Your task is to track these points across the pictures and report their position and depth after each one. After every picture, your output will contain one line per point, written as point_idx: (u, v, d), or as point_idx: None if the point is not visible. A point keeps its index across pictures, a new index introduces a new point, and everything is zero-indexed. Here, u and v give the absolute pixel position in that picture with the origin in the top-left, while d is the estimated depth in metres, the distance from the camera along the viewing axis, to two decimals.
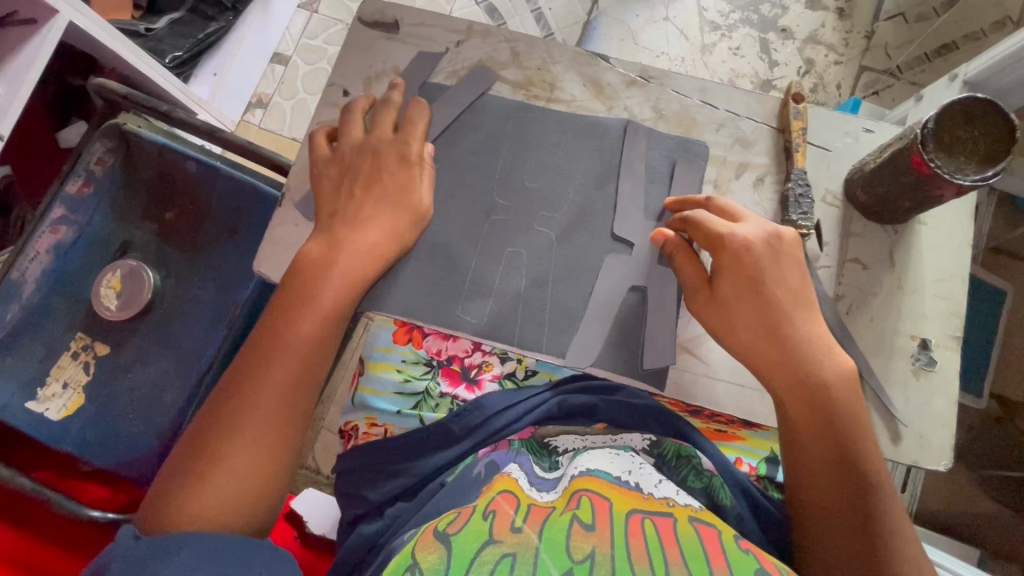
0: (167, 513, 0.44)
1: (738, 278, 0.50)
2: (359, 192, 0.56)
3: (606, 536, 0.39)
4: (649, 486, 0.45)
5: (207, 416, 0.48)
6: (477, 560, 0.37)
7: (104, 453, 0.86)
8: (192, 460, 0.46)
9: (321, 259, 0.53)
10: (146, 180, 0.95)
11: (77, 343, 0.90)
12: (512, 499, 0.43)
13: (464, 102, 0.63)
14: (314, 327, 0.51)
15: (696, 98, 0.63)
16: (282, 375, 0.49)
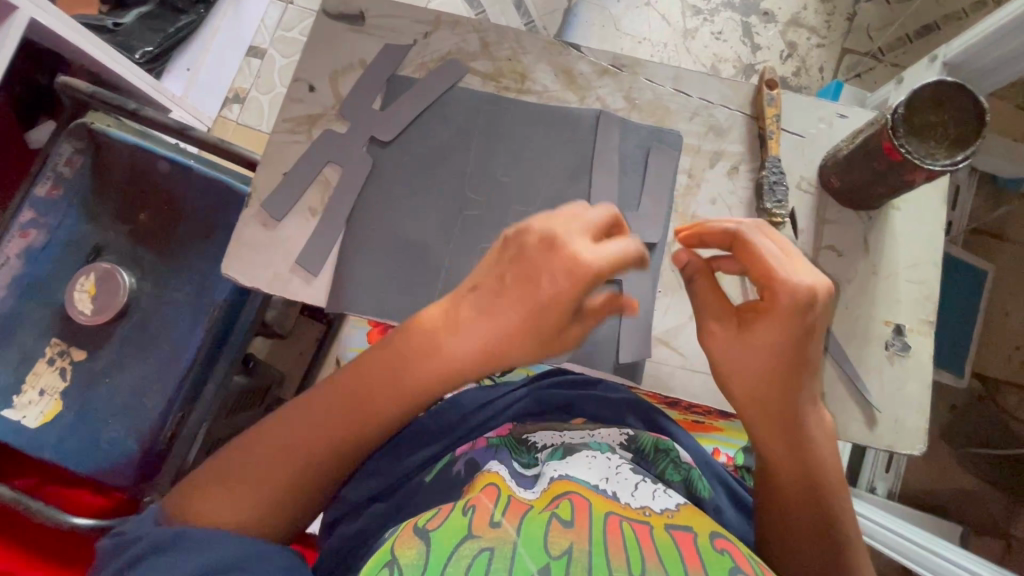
0: (191, 507, 0.42)
1: (778, 331, 0.44)
2: (497, 303, 0.43)
3: (585, 534, 0.38)
4: (630, 494, 0.43)
5: (266, 423, 0.45)
6: (455, 555, 0.36)
7: (86, 459, 0.86)
8: (235, 464, 0.43)
9: (443, 327, 0.44)
10: (117, 180, 0.93)
11: (52, 349, 0.88)
12: (494, 494, 0.41)
13: (434, 95, 0.62)
14: (403, 394, 0.45)
15: (670, 86, 0.63)
16: (349, 426, 0.45)
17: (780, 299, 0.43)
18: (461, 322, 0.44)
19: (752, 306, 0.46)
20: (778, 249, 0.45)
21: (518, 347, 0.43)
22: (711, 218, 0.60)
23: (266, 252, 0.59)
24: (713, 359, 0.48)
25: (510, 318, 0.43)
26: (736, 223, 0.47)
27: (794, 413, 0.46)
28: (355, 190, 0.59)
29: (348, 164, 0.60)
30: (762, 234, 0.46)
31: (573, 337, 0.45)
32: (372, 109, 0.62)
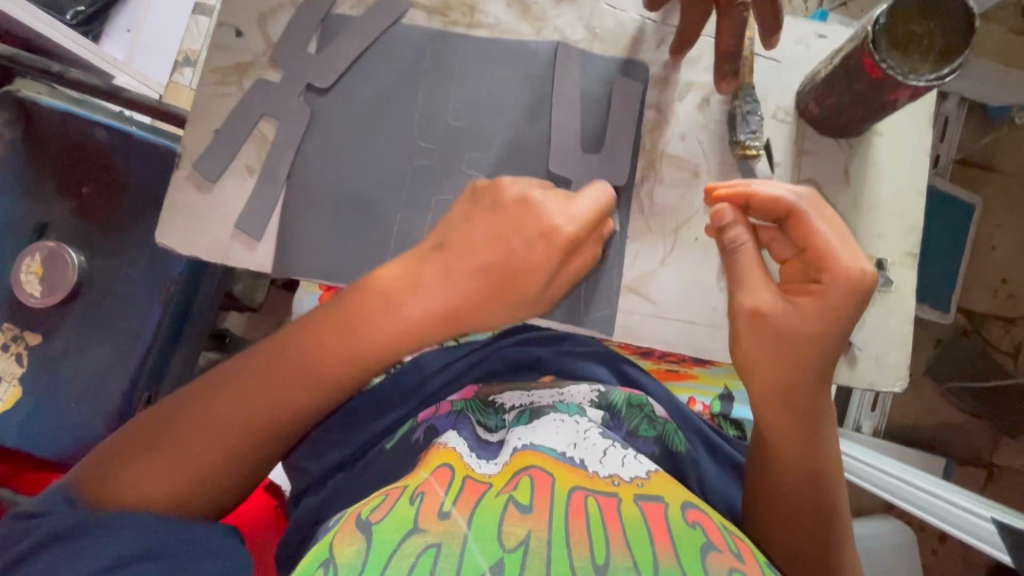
0: (113, 481, 0.40)
1: (829, 313, 0.42)
2: (467, 267, 0.43)
3: (545, 518, 0.35)
4: (596, 461, 0.40)
5: (187, 395, 0.43)
6: (397, 554, 0.33)
7: (51, 444, 0.83)
8: (156, 438, 0.41)
9: (398, 287, 0.43)
10: (52, 152, 0.87)
11: (6, 335, 0.84)
12: (446, 477, 0.39)
13: (373, 34, 0.56)
14: (352, 362, 0.43)
15: (634, 13, 0.57)
16: (296, 397, 0.43)
17: (841, 284, 0.42)
18: (422, 280, 0.43)
19: (797, 290, 0.43)
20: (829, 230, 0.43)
21: (494, 309, 0.44)
22: (682, 153, 0.55)
23: (201, 215, 0.54)
24: (743, 326, 0.44)
25: (490, 286, 0.44)
26: (785, 189, 0.44)
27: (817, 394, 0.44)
28: (293, 143, 0.55)
29: (285, 115, 0.55)
30: (808, 213, 0.43)
31: (563, 289, 0.46)
32: (307, 53, 0.56)
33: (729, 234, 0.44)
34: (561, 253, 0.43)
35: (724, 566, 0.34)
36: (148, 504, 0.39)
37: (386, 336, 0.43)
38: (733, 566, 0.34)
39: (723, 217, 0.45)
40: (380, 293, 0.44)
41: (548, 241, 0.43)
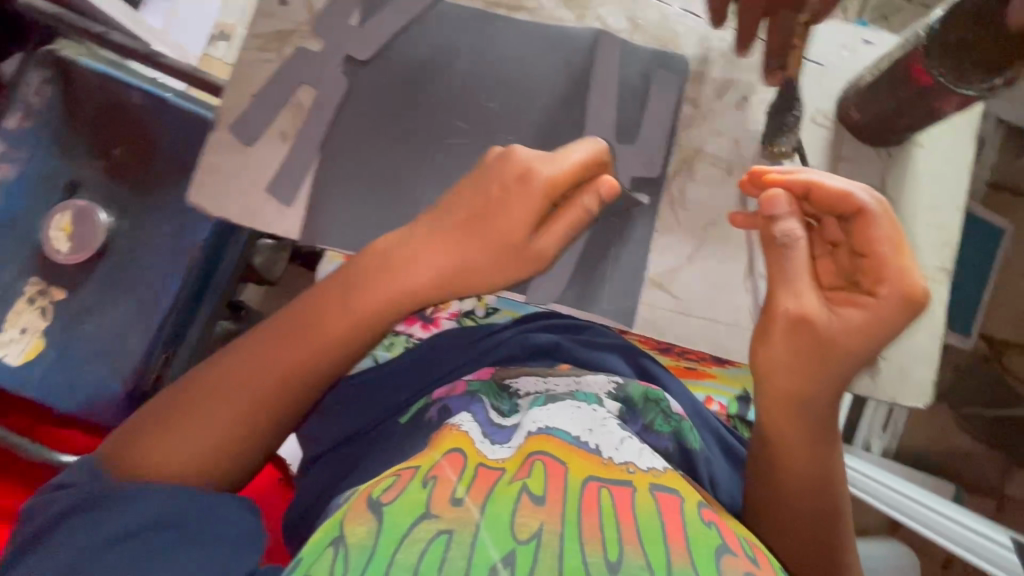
0: (136, 459, 0.39)
1: (878, 323, 0.41)
2: (454, 224, 0.43)
3: (558, 512, 0.34)
4: (609, 447, 0.39)
5: (204, 371, 0.42)
6: (408, 538, 0.32)
7: (68, 398, 0.85)
8: (177, 411, 0.40)
9: (401, 254, 0.43)
10: (88, 112, 0.88)
11: (32, 288, 0.86)
12: (459, 462, 0.37)
13: (415, 10, 0.56)
14: (356, 330, 0.42)
15: (677, 6, 0.57)
16: (311, 368, 0.42)
17: (895, 294, 0.41)
18: (418, 246, 0.43)
19: (843, 295, 0.42)
20: (895, 237, 0.41)
21: (479, 263, 0.42)
22: (716, 151, 0.55)
23: (234, 179, 0.54)
24: (781, 323, 0.43)
25: (475, 242, 0.42)
26: (856, 184, 0.42)
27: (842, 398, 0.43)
28: (330, 114, 0.55)
29: (323, 86, 0.55)
30: (879, 218, 0.41)
31: (552, 244, 0.44)
32: (349, 26, 0.56)
33: (782, 224, 0.43)
34: (542, 197, 0.42)
35: (739, 569, 0.33)
36: (169, 479, 0.39)
37: (382, 300, 0.42)
38: (747, 571, 0.34)
39: (777, 205, 0.42)
40: (382, 258, 0.43)
41: (526, 184, 0.42)
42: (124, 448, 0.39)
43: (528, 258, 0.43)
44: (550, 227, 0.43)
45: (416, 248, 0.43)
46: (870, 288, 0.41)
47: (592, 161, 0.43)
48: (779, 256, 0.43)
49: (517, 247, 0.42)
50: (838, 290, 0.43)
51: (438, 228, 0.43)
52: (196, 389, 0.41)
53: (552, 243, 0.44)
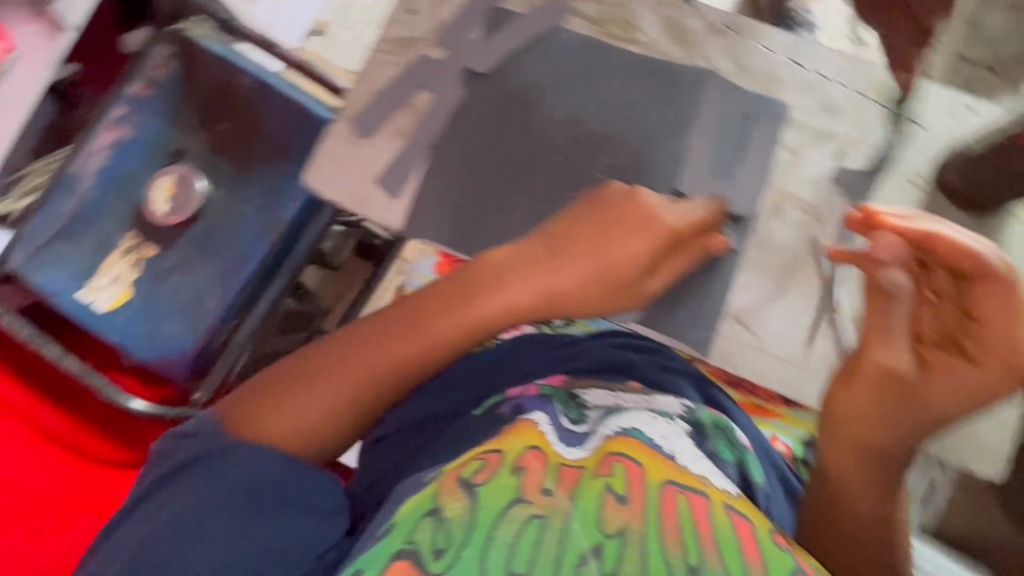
0: (248, 420, 0.43)
1: (972, 384, 0.42)
2: (567, 249, 0.48)
3: (643, 512, 0.34)
4: (686, 460, 0.41)
5: (317, 351, 0.46)
6: (504, 518, 0.33)
7: (148, 346, 0.92)
8: (289, 383, 0.44)
9: (510, 268, 0.47)
10: (201, 87, 0.94)
11: (129, 241, 0.94)
12: (542, 458, 0.38)
13: (534, 32, 0.59)
14: (465, 330, 0.46)
15: (785, 55, 0.58)
16: (412, 362, 0.45)
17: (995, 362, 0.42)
18: (527, 264, 0.47)
19: (933, 353, 0.44)
20: (1009, 306, 0.41)
21: (591, 288, 0.48)
22: (808, 198, 0.56)
23: (348, 168, 0.59)
24: (869, 373, 0.44)
25: (592, 270, 0.48)
26: (974, 240, 0.42)
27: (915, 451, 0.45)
28: (442, 118, 0.59)
29: (439, 92, 0.59)
30: (995, 283, 0.41)
31: (653, 287, 0.50)
32: (471, 39, 0.60)
33: (890, 274, 0.43)
34: (661, 241, 0.48)
35: None
36: (273, 443, 0.42)
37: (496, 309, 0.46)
38: None
39: (886, 256, 0.43)
40: (496, 267, 0.48)
41: (649, 226, 0.48)
42: (240, 409, 0.44)
43: (635, 291, 0.49)
44: (653, 276, 0.49)
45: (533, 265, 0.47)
46: (972, 352, 0.42)
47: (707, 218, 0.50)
48: (879, 304, 0.44)
49: (628, 280, 0.48)
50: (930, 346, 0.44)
51: (555, 249, 0.48)
52: (307, 366, 0.45)
53: (657, 282, 0.49)
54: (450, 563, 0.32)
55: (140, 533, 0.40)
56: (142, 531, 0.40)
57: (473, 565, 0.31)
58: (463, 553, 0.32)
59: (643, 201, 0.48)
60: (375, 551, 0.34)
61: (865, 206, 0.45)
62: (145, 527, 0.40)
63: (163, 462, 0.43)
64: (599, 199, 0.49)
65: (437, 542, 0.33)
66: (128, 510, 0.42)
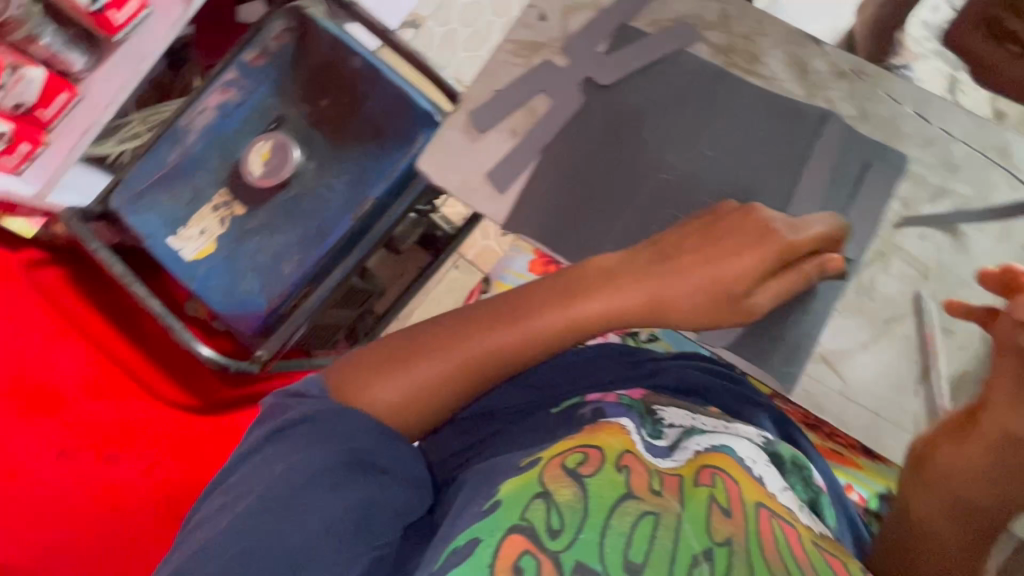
0: (357, 387, 0.48)
1: None
2: (675, 259, 0.51)
3: (746, 525, 0.39)
4: (773, 488, 0.46)
5: (420, 332, 0.51)
6: (618, 510, 0.39)
7: (223, 299, 0.95)
8: (396, 358, 0.49)
9: (610, 276, 0.51)
10: (309, 63, 0.99)
11: (220, 198, 0.98)
12: (640, 462, 0.43)
13: (660, 53, 0.61)
14: (559, 330, 0.50)
15: (909, 107, 0.58)
16: (510, 351, 0.49)
17: None
18: (628, 273, 0.51)
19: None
20: None
21: (690, 299, 0.51)
22: (916, 252, 0.55)
23: (462, 157, 0.62)
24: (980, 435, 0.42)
25: (694, 283, 0.51)
26: None
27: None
28: (558, 124, 0.61)
29: (560, 97, 0.61)
30: None
31: (768, 300, 0.51)
32: (596, 52, 0.62)
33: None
34: (777, 256, 0.50)
35: None
36: (379, 411, 0.47)
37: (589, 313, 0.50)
38: None
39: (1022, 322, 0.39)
40: (593, 276, 0.51)
41: (766, 241, 0.50)
42: (349, 377, 0.48)
43: (744, 301, 0.50)
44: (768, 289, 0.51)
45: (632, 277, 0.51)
46: None
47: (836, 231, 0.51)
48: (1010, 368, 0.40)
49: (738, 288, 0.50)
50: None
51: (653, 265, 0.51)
52: (411, 344, 0.49)
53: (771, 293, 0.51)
54: (569, 542, 0.37)
55: (264, 477, 0.43)
56: (264, 474, 0.44)
57: (592, 544, 0.37)
58: (582, 536, 0.37)
59: (763, 216, 0.51)
60: (488, 520, 0.39)
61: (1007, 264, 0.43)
62: (270, 471, 0.44)
63: (276, 418, 0.47)
64: (706, 224, 0.52)
65: (553, 522, 0.38)
66: (249, 452, 0.47)
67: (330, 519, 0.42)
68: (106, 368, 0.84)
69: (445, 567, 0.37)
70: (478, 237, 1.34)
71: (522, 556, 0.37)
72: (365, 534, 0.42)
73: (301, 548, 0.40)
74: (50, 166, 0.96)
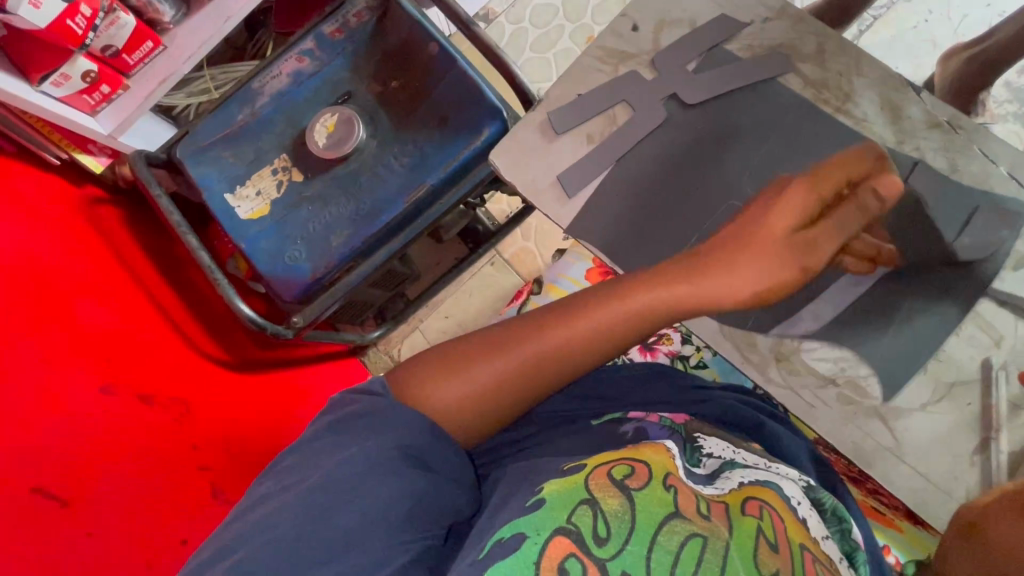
0: (419, 393, 0.56)
1: None
2: (715, 240, 0.54)
3: (790, 562, 0.40)
4: (816, 532, 0.46)
5: (469, 345, 0.58)
6: (666, 527, 0.41)
7: (269, 260, 0.96)
8: (449, 363, 0.57)
9: (648, 273, 0.55)
10: (385, 43, 1.00)
11: (280, 163, 1.00)
12: (686, 486, 0.45)
13: (750, 79, 0.60)
14: (597, 336, 0.55)
15: (1004, 168, 0.55)
16: (553, 360, 0.56)
17: None
18: (666, 263, 0.55)
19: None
20: None
21: (733, 259, 0.52)
22: (995, 320, 0.53)
23: (535, 156, 0.62)
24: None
25: (736, 253, 0.52)
26: None
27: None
28: (637, 136, 0.60)
29: (642, 110, 0.61)
30: None
31: (822, 240, 0.51)
32: (685, 69, 0.61)
33: None
34: (813, 197, 0.51)
35: None
36: (442, 412, 0.56)
37: (613, 326, 0.55)
38: None
39: None
40: (632, 279, 0.55)
41: (793, 185, 0.52)
42: (409, 385, 0.57)
43: (797, 250, 0.51)
44: (821, 230, 0.51)
45: (665, 279, 0.54)
46: None
47: (857, 158, 0.52)
48: None
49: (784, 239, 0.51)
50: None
51: (687, 273, 0.53)
52: (462, 352, 0.58)
53: (825, 235, 0.51)
54: (615, 552, 0.40)
55: (324, 465, 0.51)
56: (323, 463, 0.52)
57: (641, 557, 0.39)
58: (628, 548, 0.40)
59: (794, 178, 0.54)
60: (532, 517, 0.42)
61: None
62: (334, 456, 0.52)
63: (343, 407, 0.57)
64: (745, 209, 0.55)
65: (599, 530, 0.40)
66: (310, 439, 0.56)
67: (380, 505, 0.49)
68: (145, 306, 0.83)
69: (491, 557, 0.40)
70: (518, 236, 1.34)
71: (565, 560, 0.39)
72: (411, 521, 0.49)
73: (353, 528, 0.47)
74: (125, 110, 0.98)
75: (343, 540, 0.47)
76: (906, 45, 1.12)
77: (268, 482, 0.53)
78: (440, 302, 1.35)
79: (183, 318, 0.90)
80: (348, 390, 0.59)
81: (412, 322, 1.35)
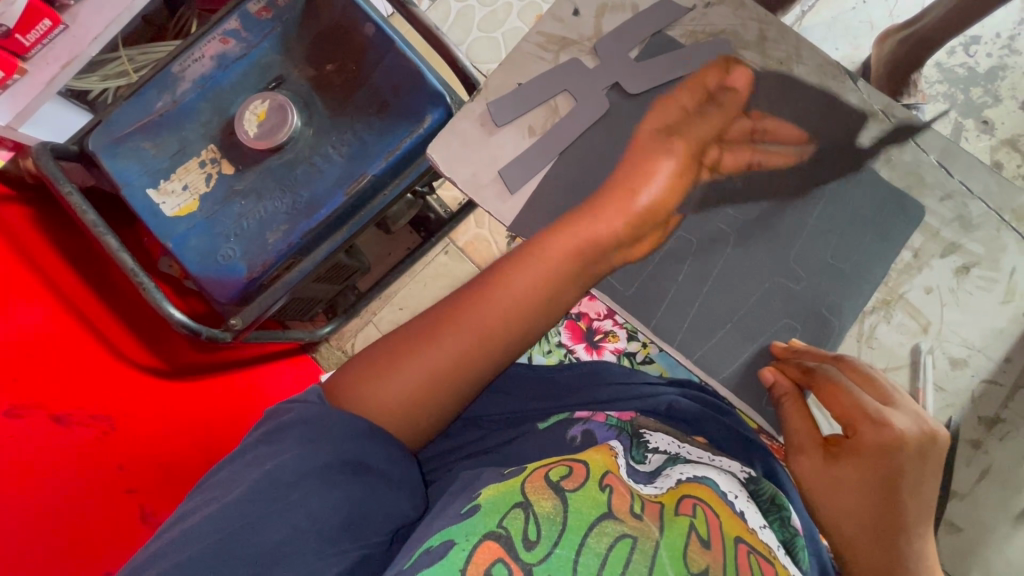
0: (349, 400, 0.55)
1: (867, 467, 0.50)
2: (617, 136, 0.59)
3: (721, 557, 0.40)
4: (754, 523, 0.46)
5: (407, 341, 0.57)
6: (598, 528, 0.40)
7: (199, 259, 0.90)
8: (384, 362, 0.56)
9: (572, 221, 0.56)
10: (318, 23, 0.93)
11: (208, 154, 0.93)
12: (622, 484, 0.45)
13: (692, 69, 0.59)
14: (533, 286, 0.57)
15: (934, 157, 0.56)
16: (490, 328, 0.56)
17: (868, 437, 0.50)
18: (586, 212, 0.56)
19: (877, 412, 0.50)
20: (859, 384, 0.52)
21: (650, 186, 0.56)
22: (920, 307, 0.55)
23: (474, 148, 0.59)
24: (804, 479, 0.52)
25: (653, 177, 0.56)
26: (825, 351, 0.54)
27: (937, 489, 0.50)
28: (580, 126, 0.58)
29: (585, 100, 0.59)
30: (847, 365, 0.53)
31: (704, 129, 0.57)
32: (627, 58, 0.59)
33: (777, 387, 0.53)
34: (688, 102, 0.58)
35: None
36: (375, 415, 0.55)
37: (529, 294, 0.57)
38: None
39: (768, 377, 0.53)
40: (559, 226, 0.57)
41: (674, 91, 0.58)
42: (345, 389, 0.56)
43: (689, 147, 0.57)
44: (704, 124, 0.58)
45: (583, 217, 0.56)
46: (854, 438, 0.51)
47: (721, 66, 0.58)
48: (792, 408, 0.53)
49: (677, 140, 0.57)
50: (878, 400, 0.51)
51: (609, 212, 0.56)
52: (398, 349, 0.56)
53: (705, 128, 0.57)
54: (543, 556, 0.38)
55: (256, 474, 0.49)
56: (253, 472, 0.49)
57: (567, 560, 0.38)
58: (556, 551, 0.38)
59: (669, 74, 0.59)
60: (463, 524, 0.41)
61: (789, 341, 0.55)
62: (262, 471, 0.49)
63: (276, 419, 0.54)
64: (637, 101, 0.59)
65: (529, 533, 0.39)
66: (244, 450, 0.53)
67: (314, 517, 0.46)
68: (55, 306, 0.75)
69: (418, 565, 0.38)
70: (471, 224, 1.31)
71: (491, 565, 0.38)
72: (353, 531, 0.47)
73: (285, 543, 0.45)
74: (23, 99, 0.88)
75: (272, 551, 0.44)
76: (846, 26, 1.14)
77: (197, 497, 0.50)
78: (394, 293, 1.31)
79: (105, 322, 0.82)
80: (286, 402, 0.56)
81: (365, 316, 1.31)
